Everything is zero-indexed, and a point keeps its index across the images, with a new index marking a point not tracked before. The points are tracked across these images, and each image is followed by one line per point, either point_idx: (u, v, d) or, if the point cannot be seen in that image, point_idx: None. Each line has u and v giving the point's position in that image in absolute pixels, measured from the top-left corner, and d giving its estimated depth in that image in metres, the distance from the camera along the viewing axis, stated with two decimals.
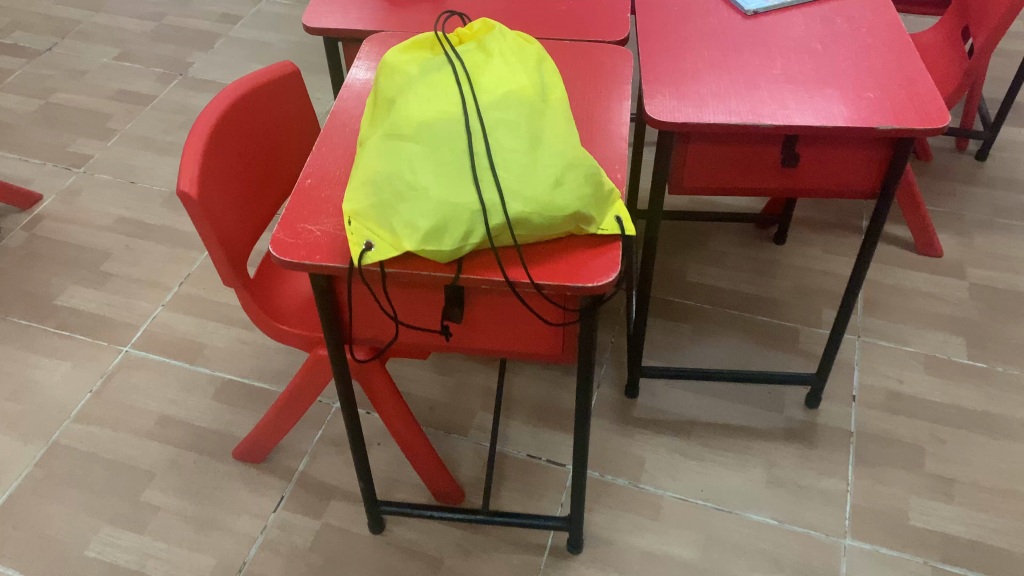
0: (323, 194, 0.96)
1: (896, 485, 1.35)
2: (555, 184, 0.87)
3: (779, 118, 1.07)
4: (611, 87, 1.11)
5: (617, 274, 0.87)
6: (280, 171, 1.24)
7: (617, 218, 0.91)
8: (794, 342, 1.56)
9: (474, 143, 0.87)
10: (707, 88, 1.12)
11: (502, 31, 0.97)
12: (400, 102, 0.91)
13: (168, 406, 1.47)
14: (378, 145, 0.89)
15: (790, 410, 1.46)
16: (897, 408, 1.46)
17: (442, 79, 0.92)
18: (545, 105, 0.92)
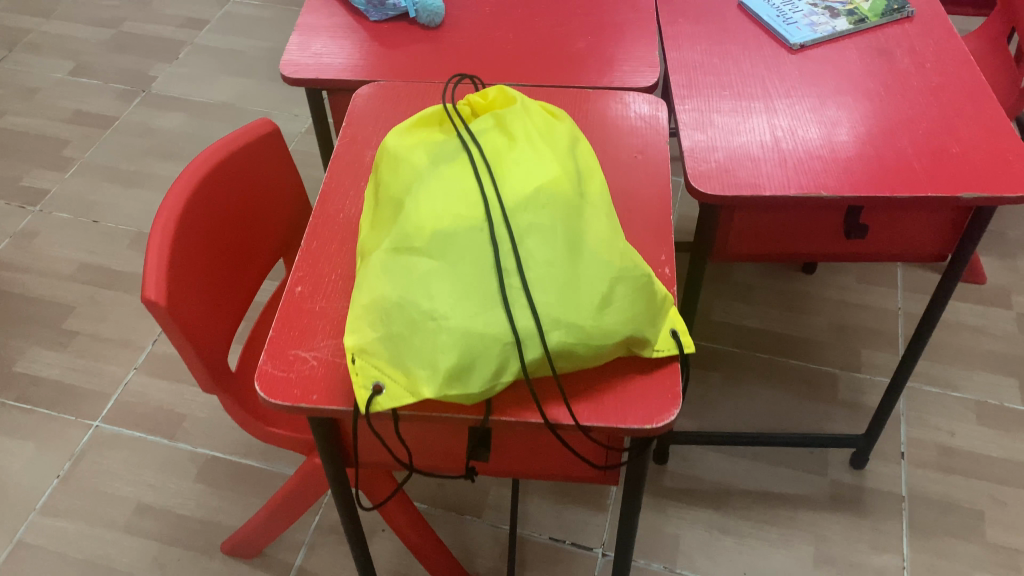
0: (317, 306, 0.80)
1: (957, 559, 1.23)
2: (602, 303, 0.71)
3: (846, 182, 0.91)
4: (649, 148, 0.95)
5: (677, 411, 0.72)
6: (262, 243, 1.08)
7: (673, 331, 0.76)
8: (834, 391, 1.42)
9: (502, 255, 0.72)
10: (758, 145, 0.96)
11: (525, 104, 0.81)
12: (408, 201, 0.75)
13: (147, 491, 1.32)
14: (383, 259, 0.73)
15: (834, 471, 1.33)
16: (951, 465, 1.33)
17: (457, 171, 0.76)
18: (583, 198, 0.76)
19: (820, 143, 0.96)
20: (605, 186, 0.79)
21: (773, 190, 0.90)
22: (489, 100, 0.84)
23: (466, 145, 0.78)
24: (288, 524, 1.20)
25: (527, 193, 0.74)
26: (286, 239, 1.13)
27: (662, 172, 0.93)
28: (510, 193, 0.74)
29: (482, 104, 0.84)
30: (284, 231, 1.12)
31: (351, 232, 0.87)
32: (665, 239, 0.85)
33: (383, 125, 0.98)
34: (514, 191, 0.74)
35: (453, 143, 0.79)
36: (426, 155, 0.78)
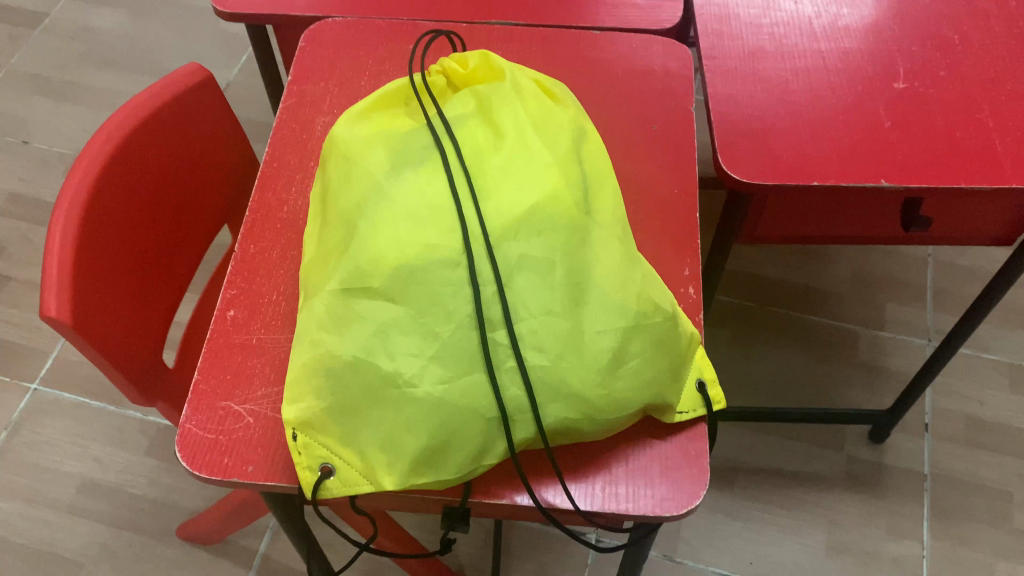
0: (252, 339, 0.64)
1: (980, 547, 1.14)
2: (616, 362, 0.56)
3: (910, 167, 0.73)
4: (668, 117, 0.77)
5: (702, 495, 0.58)
6: (199, 213, 0.90)
7: (700, 383, 0.61)
8: (854, 352, 1.29)
9: (484, 301, 0.55)
10: (803, 111, 0.77)
11: (517, 80, 0.63)
12: (363, 220, 0.58)
13: (93, 466, 1.20)
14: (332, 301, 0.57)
15: (851, 447, 1.21)
16: (979, 440, 1.22)
17: (427, 179, 0.58)
18: (591, 216, 0.59)
19: (879, 110, 0.77)
20: (619, 193, 0.61)
21: (820, 177, 0.73)
22: (471, 70, 0.65)
23: (439, 140, 0.60)
24: (253, 516, 1.07)
25: (518, 212, 0.57)
26: (231, 205, 0.95)
27: (685, 152, 0.74)
28: (495, 212, 0.57)
29: (461, 77, 0.65)
30: (228, 195, 0.94)
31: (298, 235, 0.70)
32: (687, 249, 0.69)
33: (338, 81, 0.79)
34: (500, 210, 0.57)
35: (422, 136, 0.61)
36: (387, 153, 0.60)
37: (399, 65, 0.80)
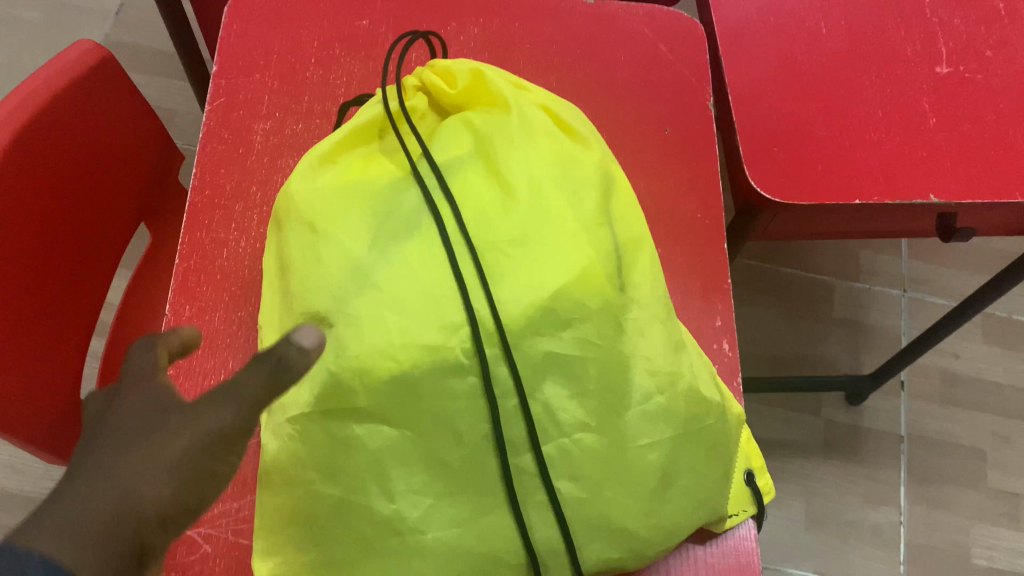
0: None
1: (956, 510, 1.12)
2: (665, 483, 0.46)
3: (962, 178, 0.63)
4: (682, 115, 0.64)
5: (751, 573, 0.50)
6: (110, 215, 0.73)
7: (748, 474, 0.52)
8: (828, 306, 1.23)
9: (504, 418, 0.44)
10: (837, 102, 0.66)
11: (523, 109, 0.49)
12: (340, 316, 0.44)
13: (7, 475, 1.05)
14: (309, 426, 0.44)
15: (828, 410, 1.17)
16: (953, 397, 1.19)
17: (419, 257, 0.45)
18: (626, 292, 0.47)
19: (923, 103, 0.66)
20: (655, 254, 0.50)
21: (863, 194, 0.62)
22: (460, 90, 0.51)
23: (430, 199, 0.47)
24: None
25: (541, 300, 0.45)
26: (144, 197, 0.78)
27: (707, 163, 0.62)
28: (512, 300, 0.44)
29: (447, 99, 0.51)
30: (141, 189, 0.77)
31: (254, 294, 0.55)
32: (717, 293, 0.58)
33: (277, 72, 0.63)
34: (518, 297, 0.45)
35: (407, 193, 0.47)
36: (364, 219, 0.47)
37: (352, 49, 0.65)
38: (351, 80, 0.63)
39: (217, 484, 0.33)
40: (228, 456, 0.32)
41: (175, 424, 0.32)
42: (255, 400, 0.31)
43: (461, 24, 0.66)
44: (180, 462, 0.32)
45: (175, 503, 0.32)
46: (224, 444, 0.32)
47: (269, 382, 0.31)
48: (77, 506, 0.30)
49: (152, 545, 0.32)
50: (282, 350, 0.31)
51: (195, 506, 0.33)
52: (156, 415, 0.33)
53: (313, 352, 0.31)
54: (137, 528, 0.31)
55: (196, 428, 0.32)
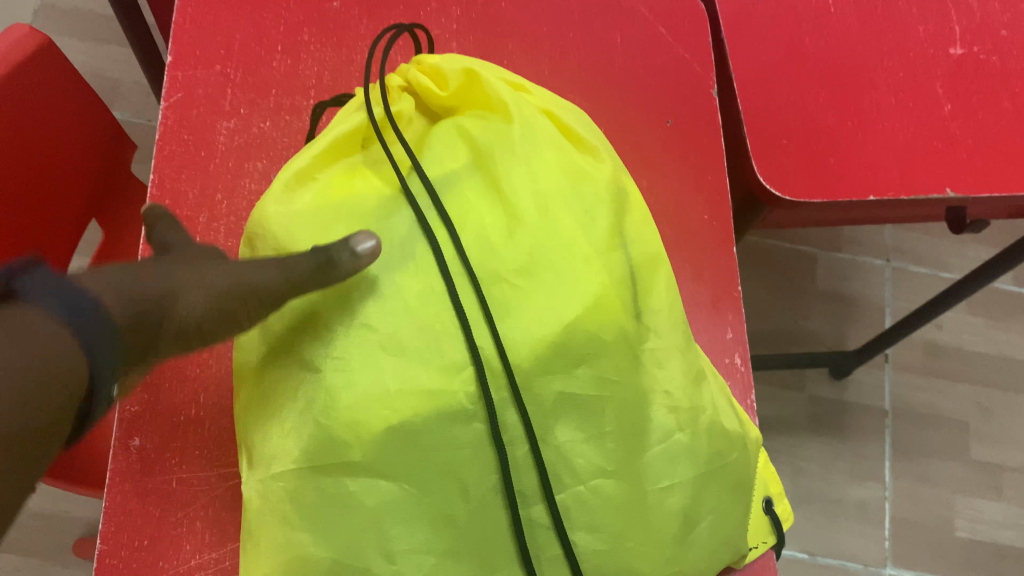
0: (172, 483, 0.47)
1: (939, 483, 1.11)
2: (686, 526, 0.43)
3: (979, 170, 0.59)
4: (684, 105, 0.59)
5: None
6: (59, 217, 0.66)
7: (767, 500, 0.49)
8: (812, 279, 1.20)
9: (513, 468, 0.40)
10: (847, 89, 0.62)
11: (525, 115, 0.44)
12: (327, 360, 0.39)
13: None
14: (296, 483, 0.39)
15: (813, 386, 1.15)
16: (938, 369, 1.17)
17: (415, 289, 0.40)
18: (643, 320, 0.43)
19: (937, 88, 0.62)
20: (672, 274, 0.45)
21: (877, 190, 0.58)
22: (452, 92, 0.45)
23: (424, 223, 0.42)
24: None
25: (553, 337, 0.40)
26: (94, 194, 0.71)
27: (714, 158, 0.58)
28: (521, 338, 0.40)
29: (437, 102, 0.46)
30: (90, 184, 0.70)
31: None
32: (727, 302, 0.55)
33: (239, 62, 0.57)
34: (528, 334, 0.40)
35: (399, 215, 0.42)
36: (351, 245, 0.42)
37: (322, 36, 0.59)
38: (322, 71, 0.58)
39: (229, 328, 0.38)
40: (249, 313, 0.38)
41: (224, 269, 0.38)
42: (298, 280, 0.38)
43: (442, 4, 0.60)
44: (216, 291, 0.37)
45: (195, 324, 0.37)
46: (253, 300, 0.38)
47: (318, 272, 0.38)
48: (126, 277, 0.35)
49: (160, 349, 0.36)
50: (338, 248, 0.39)
51: (203, 341, 0.38)
52: (209, 260, 0.39)
53: (364, 258, 0.39)
54: (157, 327, 0.35)
55: (237, 276, 0.38)
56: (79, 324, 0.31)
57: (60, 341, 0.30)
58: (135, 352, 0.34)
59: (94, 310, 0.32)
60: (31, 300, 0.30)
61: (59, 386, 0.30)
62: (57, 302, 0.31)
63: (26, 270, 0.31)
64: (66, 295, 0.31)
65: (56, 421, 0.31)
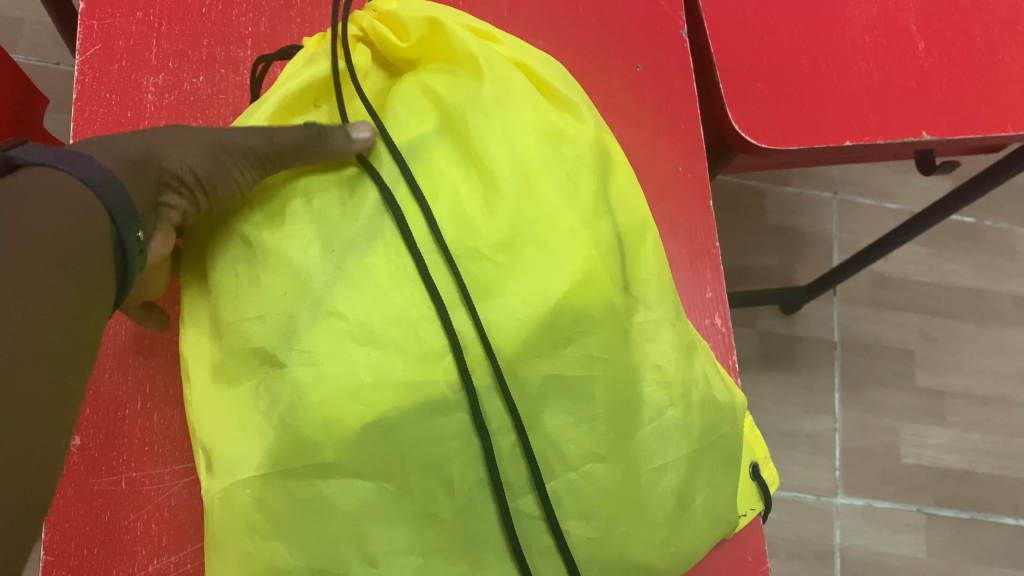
0: (120, 484, 0.43)
1: (888, 413, 1.06)
2: (681, 504, 0.41)
3: (955, 110, 0.57)
4: (654, 47, 0.56)
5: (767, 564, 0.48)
6: None
7: (754, 465, 0.48)
8: (761, 214, 1.16)
9: (500, 459, 0.37)
10: (820, 27, 0.59)
11: (497, 66, 0.40)
12: (291, 354, 0.34)
13: None
14: (260, 493, 0.35)
15: (763, 321, 1.09)
16: (884, 299, 1.11)
17: (388, 273, 0.36)
18: (633, 292, 0.40)
19: (910, 24, 0.60)
20: (660, 239, 0.43)
21: (854, 133, 0.56)
22: (414, 42, 0.41)
23: (387, 198, 0.38)
24: None
25: (539, 317, 0.37)
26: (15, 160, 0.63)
27: (687, 105, 0.55)
28: (504, 321, 0.36)
29: (398, 54, 0.41)
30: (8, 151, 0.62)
31: (170, 291, 0.46)
32: (705, 260, 0.52)
33: (164, 8, 0.50)
34: (511, 315, 0.36)
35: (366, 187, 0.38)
36: (309, 225, 0.37)
37: None
38: (259, 17, 0.52)
39: (228, 188, 0.36)
40: (246, 178, 0.36)
41: (211, 132, 0.37)
42: (289, 144, 0.37)
43: None
44: (206, 147, 0.35)
45: (190, 174, 0.35)
46: (246, 159, 0.36)
47: (311, 144, 0.37)
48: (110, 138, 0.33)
49: (163, 205, 0.34)
50: (333, 129, 0.38)
51: (205, 203, 0.36)
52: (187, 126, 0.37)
53: (359, 144, 0.38)
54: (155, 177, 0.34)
55: (222, 138, 0.36)
56: (93, 179, 0.30)
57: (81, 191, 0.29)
58: (143, 204, 0.33)
59: (100, 166, 0.31)
60: (39, 161, 0.29)
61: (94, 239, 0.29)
62: (63, 164, 0.29)
63: (15, 145, 0.29)
64: (66, 154, 0.30)
65: (92, 284, 0.29)
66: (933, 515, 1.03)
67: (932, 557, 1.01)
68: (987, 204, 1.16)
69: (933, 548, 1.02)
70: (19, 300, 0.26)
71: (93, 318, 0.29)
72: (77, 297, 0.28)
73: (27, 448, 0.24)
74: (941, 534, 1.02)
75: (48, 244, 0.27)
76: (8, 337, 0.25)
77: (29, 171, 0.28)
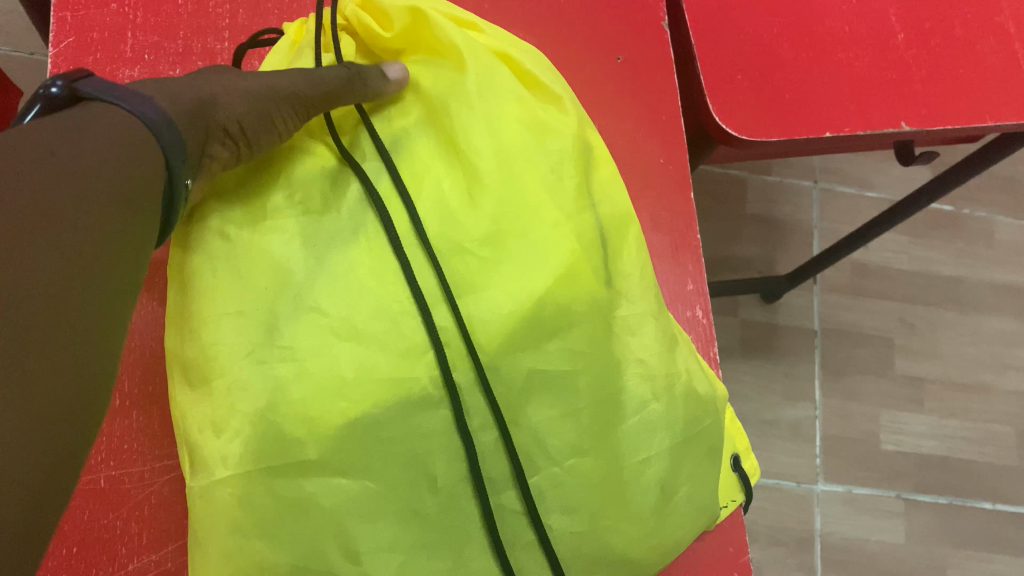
0: (100, 483, 0.42)
1: (867, 400, 1.07)
2: (664, 496, 0.41)
3: (935, 102, 0.57)
4: (635, 39, 0.55)
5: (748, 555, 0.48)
6: None
7: (735, 457, 0.48)
8: (742, 203, 1.16)
9: (482, 454, 0.37)
10: (800, 18, 0.59)
11: (479, 58, 0.40)
12: (272, 350, 0.34)
13: None
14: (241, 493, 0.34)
15: (744, 310, 1.09)
16: (864, 287, 1.12)
17: (370, 268, 0.36)
18: (615, 286, 0.40)
19: (890, 16, 0.60)
20: (642, 234, 0.43)
21: (834, 124, 0.56)
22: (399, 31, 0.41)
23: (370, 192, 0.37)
24: None
25: (523, 312, 0.36)
26: None
27: (669, 97, 0.55)
28: (488, 316, 0.36)
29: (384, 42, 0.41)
30: None
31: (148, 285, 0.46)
32: (687, 251, 0.52)
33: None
34: (494, 310, 0.36)
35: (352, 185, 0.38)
36: (291, 221, 0.36)
37: None
38: (236, 9, 0.51)
39: (267, 134, 0.35)
40: (285, 125, 0.36)
41: (253, 77, 0.36)
42: (330, 88, 0.37)
43: None
44: (248, 93, 0.35)
45: (239, 127, 0.34)
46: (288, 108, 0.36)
47: (347, 88, 0.37)
48: (167, 84, 0.32)
49: (210, 158, 0.33)
50: (369, 74, 0.38)
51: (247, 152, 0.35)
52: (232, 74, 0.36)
53: (394, 83, 0.39)
54: (206, 124, 0.33)
55: (265, 81, 0.36)
56: (152, 119, 0.29)
57: (140, 135, 0.28)
58: (194, 152, 0.32)
59: (158, 106, 0.30)
60: (99, 94, 0.28)
61: (126, 213, 0.27)
62: (125, 102, 0.29)
63: (80, 77, 0.28)
64: (128, 93, 0.29)
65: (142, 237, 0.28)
66: (912, 501, 1.04)
67: (911, 543, 1.03)
68: (966, 193, 1.17)
69: (912, 534, 1.03)
70: (90, 232, 0.25)
71: (113, 310, 0.25)
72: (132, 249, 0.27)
73: (74, 372, 0.22)
74: (920, 520, 1.04)
75: (106, 182, 0.26)
76: (85, 259, 0.24)
77: (96, 105, 0.28)
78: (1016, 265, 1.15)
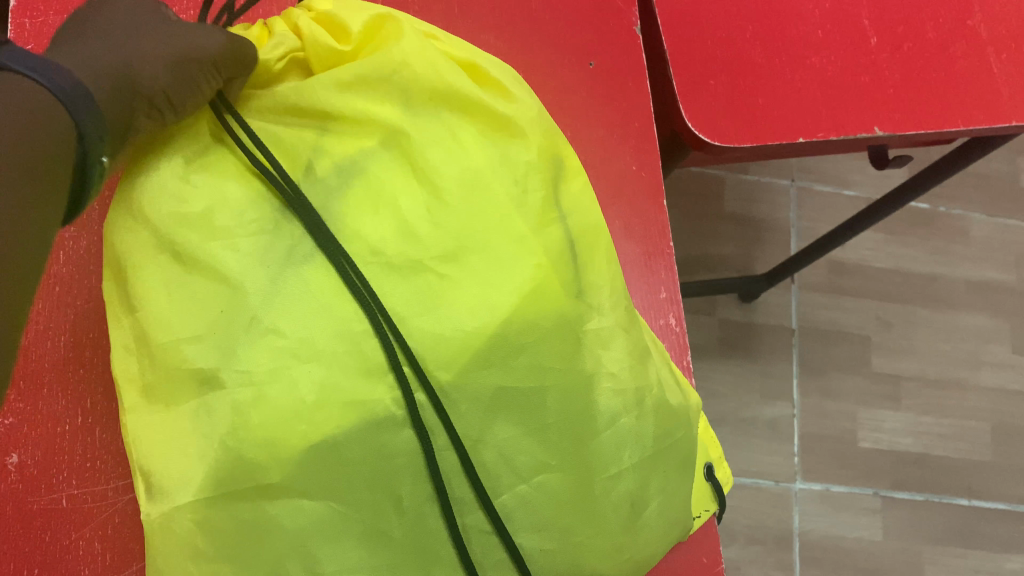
0: (62, 502, 0.41)
1: (845, 398, 1.07)
2: (634, 511, 0.41)
3: (907, 107, 0.57)
4: (609, 44, 0.55)
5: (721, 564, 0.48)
6: None
7: (708, 466, 0.48)
8: (719, 202, 1.16)
9: (448, 472, 0.36)
10: (773, 22, 0.59)
11: (441, 68, 0.39)
12: (230, 372, 0.33)
13: None
14: (203, 520, 0.33)
15: (722, 309, 1.09)
16: (841, 285, 1.12)
17: (330, 287, 0.35)
18: (586, 299, 0.39)
19: (863, 19, 0.60)
20: (611, 245, 0.42)
21: (807, 130, 0.56)
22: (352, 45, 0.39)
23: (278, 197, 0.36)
24: None
25: (488, 329, 0.36)
26: None
27: (640, 103, 0.54)
28: (452, 332, 0.36)
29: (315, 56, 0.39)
30: None
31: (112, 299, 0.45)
32: (660, 260, 0.52)
33: None
34: (459, 326, 0.36)
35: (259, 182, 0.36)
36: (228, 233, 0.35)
37: None
38: None
39: (191, 95, 0.35)
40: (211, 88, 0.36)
41: (166, 36, 0.35)
42: (246, 55, 0.37)
43: None
44: (168, 56, 0.34)
45: (165, 95, 0.34)
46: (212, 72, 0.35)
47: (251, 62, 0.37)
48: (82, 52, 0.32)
49: (135, 128, 0.34)
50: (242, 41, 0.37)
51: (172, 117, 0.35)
52: (157, 19, 0.36)
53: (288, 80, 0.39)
54: (133, 101, 0.33)
55: (182, 41, 0.35)
56: (70, 90, 0.28)
57: (47, 106, 0.27)
58: (115, 124, 0.32)
59: (70, 76, 0.28)
60: (6, 62, 0.26)
61: (34, 184, 0.26)
62: (40, 73, 0.27)
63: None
64: (42, 61, 0.27)
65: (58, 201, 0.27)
66: (890, 498, 1.05)
67: (888, 539, 1.03)
68: (941, 190, 1.18)
69: (889, 531, 1.03)
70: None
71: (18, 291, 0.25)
72: (47, 214, 0.26)
73: None
74: (897, 516, 1.04)
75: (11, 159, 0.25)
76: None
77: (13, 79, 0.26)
78: (991, 262, 1.16)
